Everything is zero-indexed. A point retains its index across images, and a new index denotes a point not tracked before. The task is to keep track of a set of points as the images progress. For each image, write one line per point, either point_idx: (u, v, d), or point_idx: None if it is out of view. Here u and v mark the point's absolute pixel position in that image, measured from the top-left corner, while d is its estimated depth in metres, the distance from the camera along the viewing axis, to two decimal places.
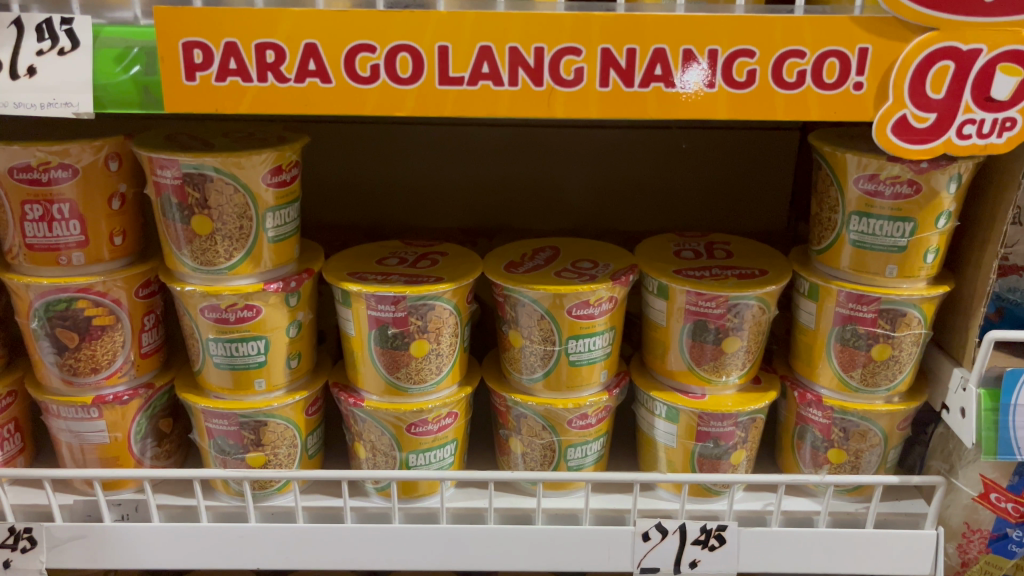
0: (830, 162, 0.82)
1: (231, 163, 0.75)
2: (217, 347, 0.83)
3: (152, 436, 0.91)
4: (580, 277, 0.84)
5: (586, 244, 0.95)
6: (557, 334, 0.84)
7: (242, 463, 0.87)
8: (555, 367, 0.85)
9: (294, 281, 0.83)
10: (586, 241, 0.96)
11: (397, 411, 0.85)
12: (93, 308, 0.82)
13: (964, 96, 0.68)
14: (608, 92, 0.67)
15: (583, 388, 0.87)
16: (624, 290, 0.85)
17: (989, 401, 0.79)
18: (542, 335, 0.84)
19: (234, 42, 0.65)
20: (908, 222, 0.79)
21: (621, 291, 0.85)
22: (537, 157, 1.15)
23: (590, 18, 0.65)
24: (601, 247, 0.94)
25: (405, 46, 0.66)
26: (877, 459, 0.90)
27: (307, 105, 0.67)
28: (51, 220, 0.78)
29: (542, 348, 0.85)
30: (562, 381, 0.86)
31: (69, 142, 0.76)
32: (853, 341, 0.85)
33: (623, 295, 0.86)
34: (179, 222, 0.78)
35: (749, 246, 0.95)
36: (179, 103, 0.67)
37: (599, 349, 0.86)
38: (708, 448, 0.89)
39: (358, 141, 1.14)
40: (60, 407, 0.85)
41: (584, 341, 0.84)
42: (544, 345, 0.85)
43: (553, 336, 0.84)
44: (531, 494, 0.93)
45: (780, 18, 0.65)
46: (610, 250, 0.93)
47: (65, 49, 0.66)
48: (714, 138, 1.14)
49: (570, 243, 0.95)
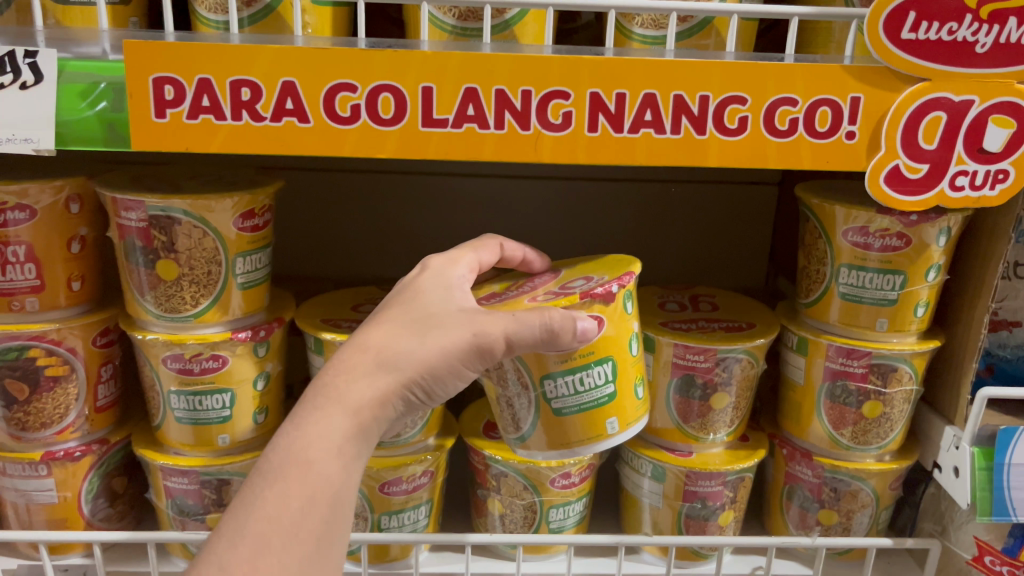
0: (818, 214, 0.81)
1: (201, 206, 0.71)
2: (179, 401, 0.78)
3: (104, 495, 0.85)
4: (550, 296, 0.66)
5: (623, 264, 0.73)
6: (529, 375, 0.67)
7: (202, 525, 0.83)
8: (539, 422, 0.69)
9: (263, 330, 0.79)
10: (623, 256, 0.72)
11: (370, 469, 0.80)
12: (46, 358, 0.76)
13: (956, 146, 0.67)
14: (596, 137, 0.65)
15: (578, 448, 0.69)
16: (609, 306, 0.66)
17: (983, 460, 0.78)
18: (516, 380, 0.68)
19: (208, 78, 0.62)
20: (898, 274, 0.77)
21: (607, 305, 0.66)
22: (515, 208, 1.13)
23: (579, 62, 0.63)
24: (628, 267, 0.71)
25: (387, 86, 0.63)
26: (868, 521, 0.87)
27: (284, 147, 0.64)
28: (5, 263, 0.73)
29: (520, 395, 0.68)
30: (563, 433, 0.68)
31: (28, 182, 0.72)
32: (843, 398, 0.83)
33: (620, 318, 0.67)
34: (143, 267, 0.73)
35: (734, 298, 0.93)
36: (148, 141, 0.63)
37: (603, 388, 0.67)
38: (695, 508, 0.85)
39: (335, 189, 1.11)
40: (6, 464, 0.80)
41: (566, 380, 0.67)
42: (521, 392, 0.69)
43: (526, 377, 0.67)
44: (510, 558, 0.87)
45: (771, 65, 0.64)
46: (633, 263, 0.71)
47: (28, 83, 0.62)
48: (697, 191, 1.13)
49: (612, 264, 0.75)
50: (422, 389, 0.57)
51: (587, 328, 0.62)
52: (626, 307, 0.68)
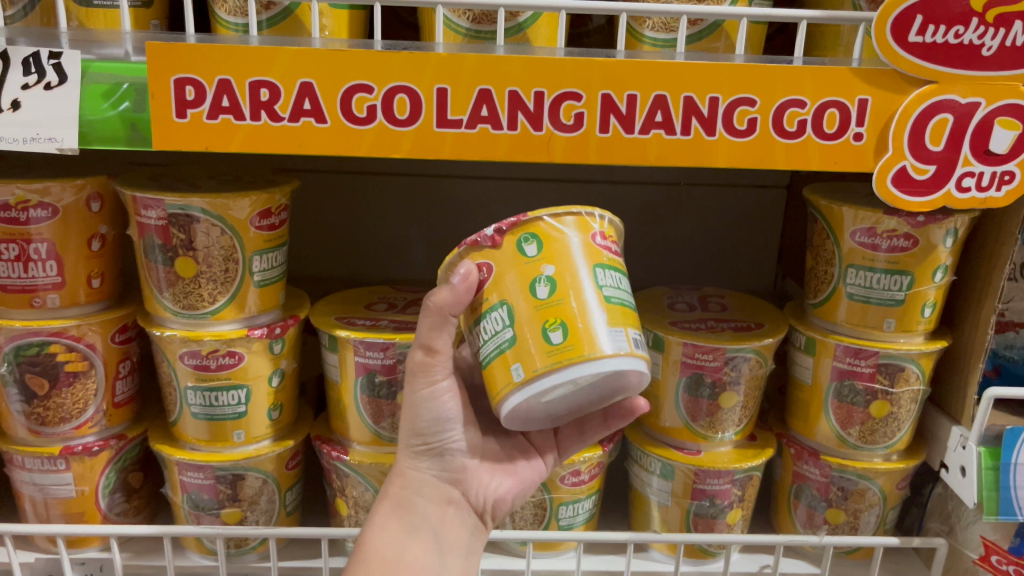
0: (826, 215, 0.82)
1: (219, 204, 0.72)
2: (195, 397, 0.80)
3: (121, 490, 0.86)
4: None
5: (592, 231, 0.61)
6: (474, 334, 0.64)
7: (216, 519, 0.84)
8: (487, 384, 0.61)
9: (279, 328, 0.80)
10: (592, 219, 0.61)
11: (382, 465, 0.82)
12: (66, 353, 0.78)
13: (962, 148, 0.68)
14: (607, 138, 0.66)
15: (501, 401, 0.58)
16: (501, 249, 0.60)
17: (989, 460, 0.78)
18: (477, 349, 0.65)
19: (228, 79, 0.63)
20: (906, 275, 0.78)
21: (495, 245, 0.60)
22: (526, 211, 1.15)
23: (591, 64, 0.64)
24: (573, 226, 0.60)
25: (402, 88, 0.64)
26: (875, 520, 0.88)
27: (301, 147, 0.65)
28: (27, 260, 0.74)
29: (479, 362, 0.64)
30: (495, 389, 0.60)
31: (50, 180, 0.73)
32: (851, 397, 0.84)
33: (511, 262, 0.59)
34: (162, 264, 0.75)
35: (743, 299, 0.94)
36: (169, 140, 0.64)
37: (503, 329, 0.59)
38: (704, 507, 0.86)
39: (347, 191, 1.12)
40: (26, 457, 0.81)
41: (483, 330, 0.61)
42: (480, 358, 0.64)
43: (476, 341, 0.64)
44: (520, 556, 0.88)
45: (780, 67, 0.65)
46: (572, 216, 0.60)
47: (52, 84, 0.63)
48: (705, 194, 1.14)
49: (603, 235, 0.62)
50: (417, 435, 0.68)
51: (465, 281, 0.60)
52: (524, 250, 0.59)
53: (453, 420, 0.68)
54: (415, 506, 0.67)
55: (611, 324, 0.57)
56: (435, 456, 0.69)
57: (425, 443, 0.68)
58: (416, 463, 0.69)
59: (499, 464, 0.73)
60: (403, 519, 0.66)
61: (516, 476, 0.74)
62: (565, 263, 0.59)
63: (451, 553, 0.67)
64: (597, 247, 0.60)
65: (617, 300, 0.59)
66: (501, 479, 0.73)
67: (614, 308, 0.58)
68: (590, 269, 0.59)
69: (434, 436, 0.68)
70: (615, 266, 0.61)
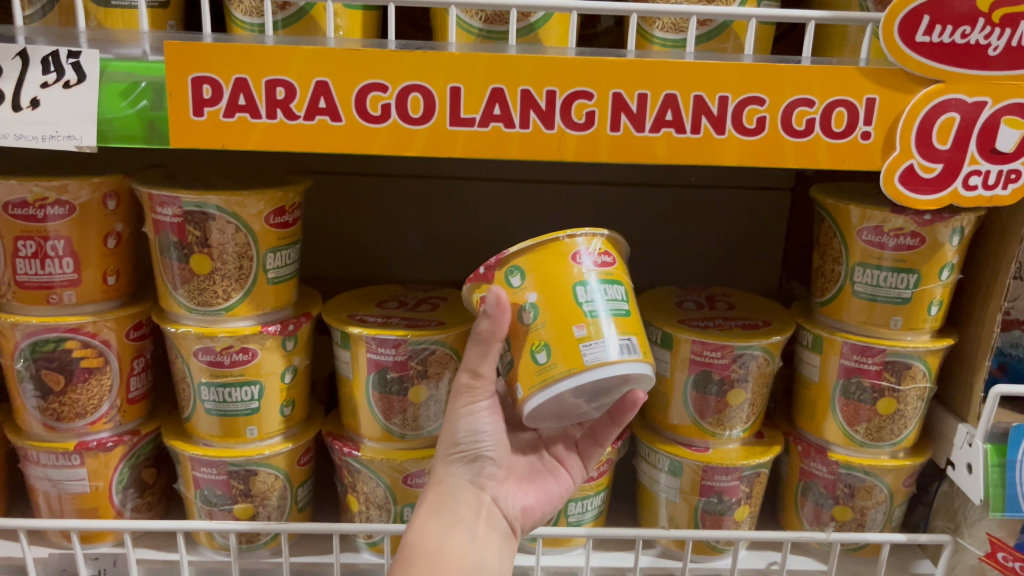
0: (833, 214, 0.82)
1: (234, 202, 0.73)
2: (209, 392, 0.80)
3: (134, 486, 0.87)
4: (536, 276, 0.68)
5: (578, 249, 0.64)
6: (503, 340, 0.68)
7: (229, 515, 0.84)
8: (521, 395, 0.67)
9: (292, 324, 0.81)
10: (574, 241, 0.64)
11: (394, 460, 0.83)
12: (82, 350, 0.79)
13: (969, 147, 0.69)
14: (618, 136, 0.67)
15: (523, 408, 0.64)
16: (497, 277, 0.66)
17: (995, 457, 0.79)
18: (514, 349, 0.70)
19: (244, 78, 0.64)
20: (913, 273, 0.79)
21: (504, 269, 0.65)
22: (533, 211, 1.16)
23: (602, 63, 0.65)
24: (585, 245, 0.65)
25: (416, 87, 0.65)
26: (882, 518, 0.89)
27: (315, 145, 0.66)
28: (44, 257, 0.75)
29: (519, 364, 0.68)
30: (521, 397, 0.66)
31: (67, 178, 0.74)
32: (858, 394, 0.84)
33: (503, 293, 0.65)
34: (177, 261, 0.76)
35: (750, 298, 0.95)
36: (185, 138, 0.65)
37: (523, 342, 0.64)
38: (712, 503, 0.86)
39: (357, 193, 1.13)
40: (40, 453, 0.82)
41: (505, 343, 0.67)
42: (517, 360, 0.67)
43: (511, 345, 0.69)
44: (529, 552, 0.89)
45: (789, 66, 0.65)
46: (551, 242, 0.64)
47: (71, 82, 0.64)
48: (712, 196, 1.15)
49: (590, 251, 0.65)
50: (453, 445, 0.70)
51: (500, 307, 0.63)
52: (509, 282, 0.65)
53: (490, 432, 0.70)
54: (452, 506, 0.67)
55: (587, 339, 0.61)
56: (468, 462, 0.70)
57: (460, 450, 0.70)
58: (451, 469, 0.70)
59: (528, 480, 0.74)
60: (442, 517, 0.66)
61: (544, 490, 0.75)
62: (541, 288, 0.63)
63: (488, 549, 0.67)
64: (582, 265, 0.64)
65: (609, 313, 0.63)
66: (531, 491, 0.74)
67: (605, 320, 0.62)
68: (571, 289, 0.63)
69: (469, 444, 0.70)
70: (610, 279, 0.65)
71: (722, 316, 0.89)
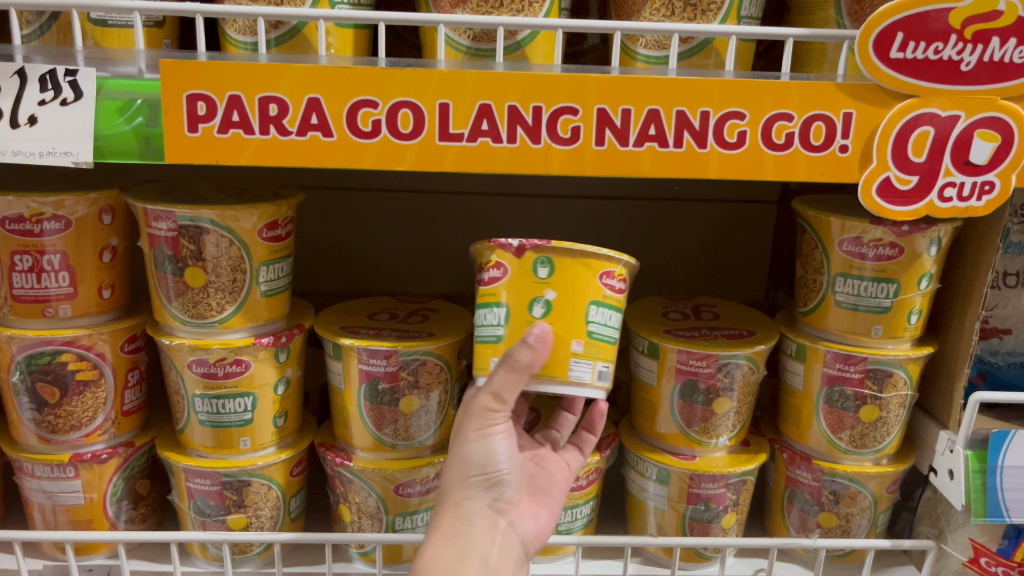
0: (815, 226, 0.84)
1: (228, 216, 0.75)
2: (202, 404, 0.82)
3: (128, 498, 0.88)
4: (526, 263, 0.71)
5: (605, 271, 0.70)
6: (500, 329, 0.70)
7: (222, 525, 0.85)
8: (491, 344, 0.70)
9: (284, 336, 0.82)
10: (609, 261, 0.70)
11: (385, 470, 0.84)
12: (77, 362, 0.80)
13: (944, 159, 0.70)
14: (603, 150, 0.68)
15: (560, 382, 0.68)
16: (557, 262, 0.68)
17: (976, 463, 0.80)
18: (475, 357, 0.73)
19: (238, 95, 0.65)
20: (892, 283, 0.81)
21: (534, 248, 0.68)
22: (523, 225, 1.17)
23: (587, 80, 0.67)
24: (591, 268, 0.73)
25: (406, 103, 0.66)
26: (867, 524, 0.90)
27: (308, 159, 0.67)
28: (40, 271, 0.76)
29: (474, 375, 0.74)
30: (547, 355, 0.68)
31: (64, 193, 0.75)
32: (841, 402, 0.86)
33: (524, 274, 0.68)
34: (171, 275, 0.77)
35: (735, 308, 0.97)
36: (180, 154, 0.66)
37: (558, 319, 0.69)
38: (699, 511, 0.88)
39: (349, 208, 1.15)
40: (35, 465, 0.83)
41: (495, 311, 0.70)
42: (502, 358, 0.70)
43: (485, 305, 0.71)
44: None
45: (768, 82, 0.67)
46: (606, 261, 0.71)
47: (68, 100, 0.65)
48: (698, 210, 1.17)
49: (611, 275, 0.71)
50: (472, 468, 0.67)
51: (545, 337, 0.64)
52: (537, 272, 0.68)
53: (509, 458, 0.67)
54: (469, 534, 0.65)
55: (581, 356, 0.69)
56: (487, 486, 0.67)
57: (478, 475, 0.67)
58: (468, 493, 0.67)
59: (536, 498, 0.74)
60: (455, 546, 0.63)
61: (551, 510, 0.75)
62: (565, 292, 0.68)
63: None
64: (603, 287, 0.70)
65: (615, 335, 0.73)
66: (541, 512, 0.73)
67: (598, 343, 0.70)
68: (587, 304, 0.69)
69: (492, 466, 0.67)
70: None
71: (706, 325, 0.91)
